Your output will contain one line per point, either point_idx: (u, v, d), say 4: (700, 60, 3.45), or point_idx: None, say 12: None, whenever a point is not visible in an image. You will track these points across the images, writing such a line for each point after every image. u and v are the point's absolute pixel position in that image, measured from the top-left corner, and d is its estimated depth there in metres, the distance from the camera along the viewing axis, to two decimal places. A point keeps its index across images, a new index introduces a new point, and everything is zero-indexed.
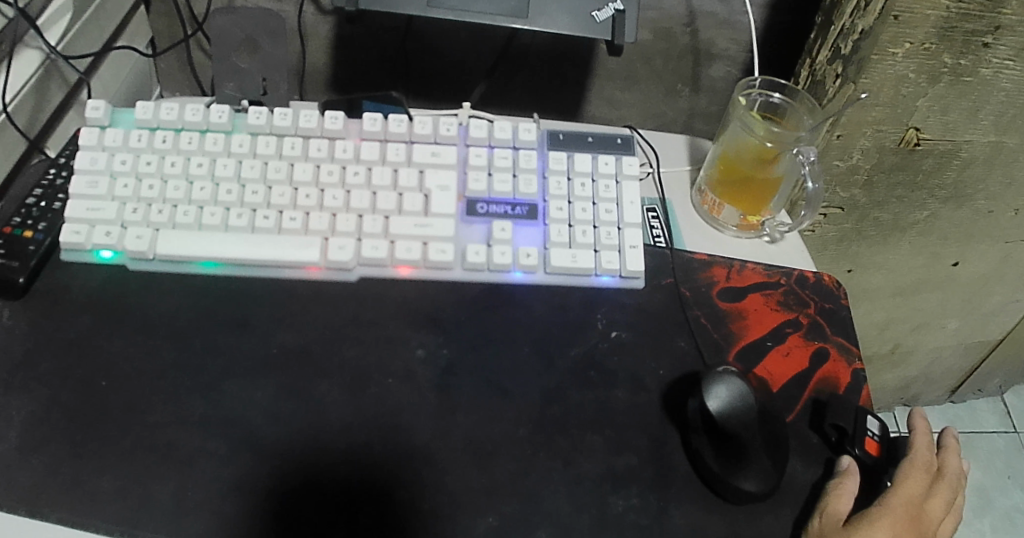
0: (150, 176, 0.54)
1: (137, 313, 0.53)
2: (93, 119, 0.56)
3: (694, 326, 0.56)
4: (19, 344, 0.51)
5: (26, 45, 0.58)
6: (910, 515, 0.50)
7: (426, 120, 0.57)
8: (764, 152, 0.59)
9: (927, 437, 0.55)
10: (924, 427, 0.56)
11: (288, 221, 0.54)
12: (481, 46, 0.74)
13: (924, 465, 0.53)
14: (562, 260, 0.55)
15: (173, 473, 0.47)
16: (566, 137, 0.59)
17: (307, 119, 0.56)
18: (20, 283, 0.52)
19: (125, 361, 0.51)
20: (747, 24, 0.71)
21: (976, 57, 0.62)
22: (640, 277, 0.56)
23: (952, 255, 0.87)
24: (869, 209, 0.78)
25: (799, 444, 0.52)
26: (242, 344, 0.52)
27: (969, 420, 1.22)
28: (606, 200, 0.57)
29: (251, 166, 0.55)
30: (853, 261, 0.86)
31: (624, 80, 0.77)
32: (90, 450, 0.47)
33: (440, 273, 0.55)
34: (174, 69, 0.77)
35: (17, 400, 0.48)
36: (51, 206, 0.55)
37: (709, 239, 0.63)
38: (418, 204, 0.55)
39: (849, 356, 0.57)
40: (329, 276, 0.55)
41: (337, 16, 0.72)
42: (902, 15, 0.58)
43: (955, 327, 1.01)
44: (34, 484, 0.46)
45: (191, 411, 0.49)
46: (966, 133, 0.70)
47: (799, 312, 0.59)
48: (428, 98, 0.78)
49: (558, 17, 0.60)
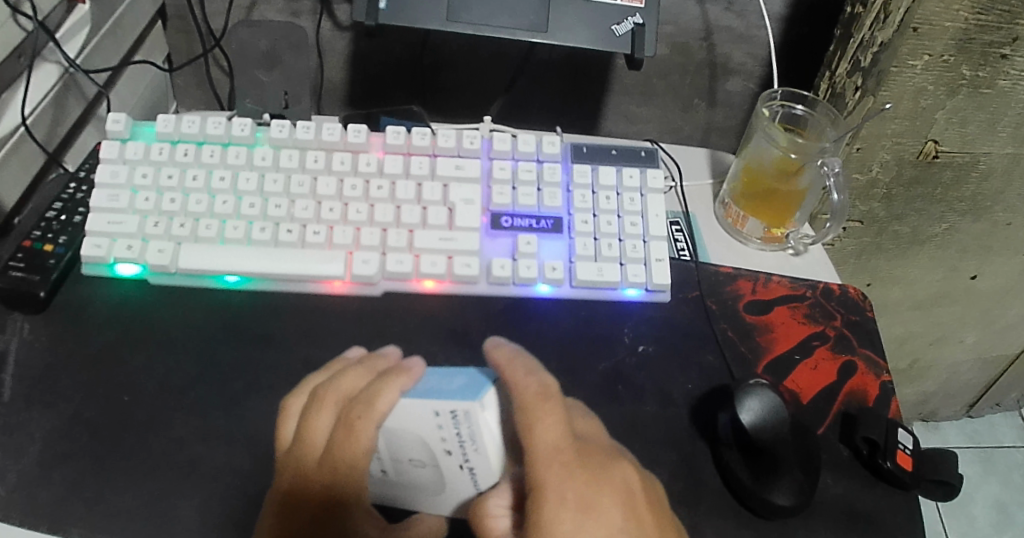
0: (172, 190, 0.54)
1: (159, 328, 0.52)
2: (113, 132, 0.55)
3: (720, 339, 0.56)
4: (41, 359, 0.50)
5: (45, 59, 0.58)
6: (558, 505, 0.37)
7: (449, 133, 0.57)
8: (787, 163, 0.59)
9: (535, 381, 0.41)
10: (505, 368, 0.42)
11: (311, 235, 0.53)
12: (499, 61, 0.74)
13: (540, 434, 0.39)
14: (588, 273, 0.54)
15: (197, 488, 0.46)
16: (590, 150, 0.58)
17: (329, 132, 0.56)
18: (40, 297, 0.51)
19: (147, 377, 0.50)
20: (764, 37, 0.71)
21: (994, 69, 0.62)
22: (667, 290, 0.56)
23: (970, 268, 0.87)
24: (889, 221, 0.77)
25: (830, 458, 0.52)
26: (265, 360, 0.51)
27: (988, 436, 1.21)
28: (631, 212, 0.56)
29: (274, 180, 0.54)
30: (873, 275, 0.85)
31: (641, 95, 0.76)
32: (113, 466, 0.46)
33: (465, 287, 0.54)
34: (192, 85, 0.77)
35: (38, 415, 0.48)
36: (72, 220, 0.55)
37: (733, 252, 0.63)
38: (442, 218, 0.54)
39: (878, 369, 0.56)
40: (352, 290, 0.54)
41: (354, 31, 0.71)
42: (921, 27, 0.58)
43: (973, 340, 1.00)
44: (56, 500, 0.45)
45: (215, 426, 0.48)
46: (984, 146, 0.70)
47: (826, 325, 0.58)
48: (447, 112, 0.78)
49: (577, 31, 0.60)
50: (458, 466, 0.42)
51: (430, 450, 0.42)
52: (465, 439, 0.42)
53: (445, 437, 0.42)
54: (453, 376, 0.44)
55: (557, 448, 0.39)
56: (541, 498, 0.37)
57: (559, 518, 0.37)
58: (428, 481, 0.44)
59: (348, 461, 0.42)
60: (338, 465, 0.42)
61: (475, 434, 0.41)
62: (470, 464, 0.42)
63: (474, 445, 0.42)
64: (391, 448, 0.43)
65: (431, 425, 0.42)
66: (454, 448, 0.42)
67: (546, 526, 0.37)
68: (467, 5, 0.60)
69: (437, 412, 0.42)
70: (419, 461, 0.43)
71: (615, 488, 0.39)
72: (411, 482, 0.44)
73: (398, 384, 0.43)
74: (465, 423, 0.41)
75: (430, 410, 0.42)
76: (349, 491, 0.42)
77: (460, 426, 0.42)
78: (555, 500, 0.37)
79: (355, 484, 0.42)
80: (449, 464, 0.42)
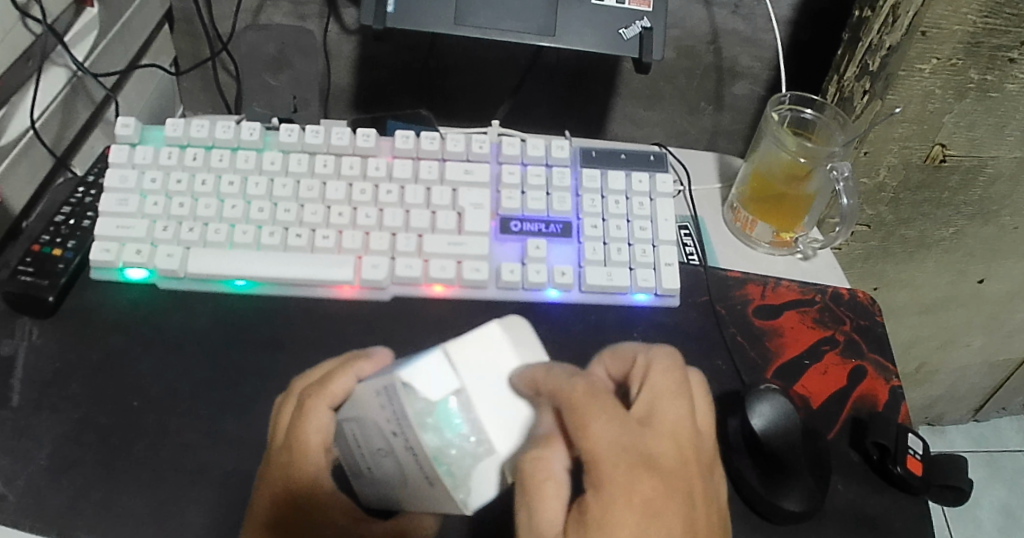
0: (180, 194, 0.54)
1: (166, 332, 0.52)
2: (122, 136, 0.55)
3: (730, 344, 0.56)
4: (49, 364, 0.50)
5: (53, 62, 0.57)
6: (620, 507, 0.36)
7: (458, 137, 0.57)
8: (797, 167, 0.59)
9: (580, 381, 0.39)
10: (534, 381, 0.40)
11: (320, 239, 0.53)
12: (506, 64, 0.74)
13: (593, 437, 0.37)
14: (597, 278, 0.54)
15: (206, 494, 0.46)
16: (599, 154, 0.58)
17: (338, 137, 0.56)
18: (49, 302, 0.51)
19: (156, 381, 0.50)
20: (771, 41, 0.71)
21: (1002, 73, 0.62)
22: (676, 295, 0.56)
23: (977, 272, 0.86)
24: (896, 225, 0.77)
25: (840, 463, 0.52)
26: (274, 364, 0.51)
27: (994, 439, 1.20)
28: (640, 217, 0.56)
29: (283, 185, 0.54)
30: (880, 279, 0.85)
31: (648, 99, 0.76)
32: (122, 471, 0.46)
33: (474, 292, 0.54)
34: (198, 89, 0.77)
35: (47, 419, 0.48)
36: (81, 224, 0.54)
37: (741, 257, 0.63)
38: (452, 222, 0.54)
39: (887, 374, 0.56)
40: (360, 294, 0.54)
41: (361, 35, 0.71)
42: (929, 31, 0.58)
43: (980, 344, 1.00)
44: (65, 506, 0.45)
45: (224, 431, 0.48)
46: (992, 149, 0.70)
47: (835, 329, 0.58)
48: (454, 115, 0.78)
49: (585, 35, 0.60)
50: (403, 448, 0.38)
51: (381, 430, 0.39)
52: (397, 414, 0.38)
53: (386, 417, 0.39)
54: (405, 360, 0.42)
55: (616, 448, 0.37)
56: (602, 499, 0.36)
57: (619, 522, 0.36)
58: (391, 470, 0.40)
59: (299, 440, 0.42)
60: (293, 444, 0.43)
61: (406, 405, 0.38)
62: (411, 443, 0.38)
63: (406, 419, 0.38)
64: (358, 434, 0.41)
65: (375, 405, 0.39)
66: (394, 427, 0.38)
67: (606, 529, 0.35)
68: (474, 9, 0.60)
69: (377, 391, 0.39)
70: (383, 449, 0.39)
71: (675, 487, 0.38)
72: (383, 474, 0.41)
73: (357, 368, 0.43)
74: (393, 396, 0.38)
75: (372, 389, 0.40)
76: (302, 476, 0.42)
77: (392, 402, 0.38)
78: (616, 503, 0.36)
79: (307, 468, 0.42)
80: (396, 445, 0.38)
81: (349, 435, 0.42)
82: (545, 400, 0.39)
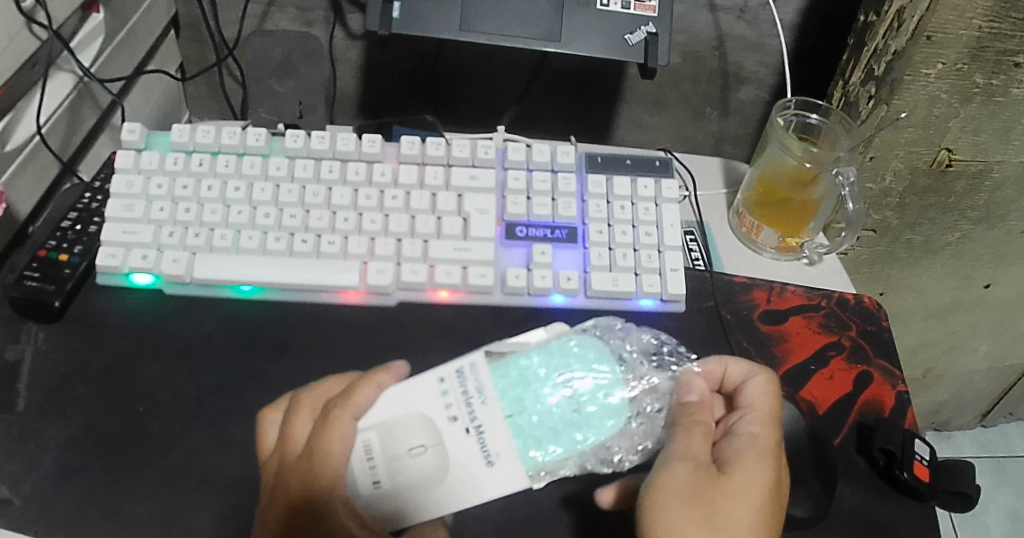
0: (186, 200, 0.54)
1: (174, 338, 0.52)
2: (128, 141, 0.56)
3: (736, 349, 0.56)
4: (55, 370, 0.50)
5: (59, 68, 0.57)
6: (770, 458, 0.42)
7: (464, 143, 0.57)
8: (803, 172, 0.59)
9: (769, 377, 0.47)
10: (721, 360, 0.48)
11: (326, 245, 0.53)
12: (511, 70, 0.74)
13: (771, 406, 0.45)
14: (603, 283, 0.54)
15: (212, 500, 0.46)
16: (605, 160, 0.58)
17: (344, 143, 0.56)
18: (55, 307, 0.51)
19: (162, 387, 0.50)
20: (776, 46, 0.71)
21: (1008, 77, 0.62)
22: (682, 300, 0.55)
23: (983, 277, 0.86)
24: (902, 230, 0.77)
25: (846, 469, 0.51)
26: (281, 370, 0.51)
27: (1002, 444, 1.20)
28: (646, 222, 0.56)
29: (290, 190, 0.54)
30: (886, 284, 0.84)
31: (653, 104, 0.76)
32: (128, 477, 0.46)
33: (480, 297, 0.54)
34: (204, 95, 0.77)
35: (52, 425, 0.48)
36: (87, 229, 0.55)
37: (747, 262, 0.63)
38: (457, 228, 0.54)
39: (893, 380, 0.56)
40: (367, 300, 0.54)
41: (366, 41, 0.72)
42: (935, 35, 0.58)
43: (987, 349, 0.99)
44: (70, 510, 0.45)
45: (230, 436, 0.48)
46: (998, 154, 0.69)
47: (841, 335, 0.58)
48: (460, 122, 0.78)
49: (590, 40, 0.60)
50: (465, 431, 0.42)
51: (435, 423, 0.42)
52: (472, 394, 0.43)
53: (449, 403, 0.43)
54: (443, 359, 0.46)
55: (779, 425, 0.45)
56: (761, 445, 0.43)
57: (766, 465, 0.42)
58: (429, 469, 0.42)
59: (322, 448, 0.40)
60: (315, 450, 0.40)
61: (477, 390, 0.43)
62: (478, 423, 0.43)
63: (480, 399, 0.43)
64: (383, 442, 0.42)
65: (436, 393, 0.43)
66: (461, 413, 0.43)
67: (753, 462, 0.42)
68: (480, 15, 0.60)
69: (441, 378, 0.43)
70: (421, 447, 0.42)
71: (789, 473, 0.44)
72: (410, 478, 0.42)
73: (378, 380, 0.43)
74: (471, 375, 0.43)
75: (435, 377, 0.43)
76: (323, 483, 0.39)
77: (467, 383, 0.43)
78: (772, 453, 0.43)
79: (327, 476, 0.40)
80: (453, 432, 0.42)
81: (365, 447, 0.42)
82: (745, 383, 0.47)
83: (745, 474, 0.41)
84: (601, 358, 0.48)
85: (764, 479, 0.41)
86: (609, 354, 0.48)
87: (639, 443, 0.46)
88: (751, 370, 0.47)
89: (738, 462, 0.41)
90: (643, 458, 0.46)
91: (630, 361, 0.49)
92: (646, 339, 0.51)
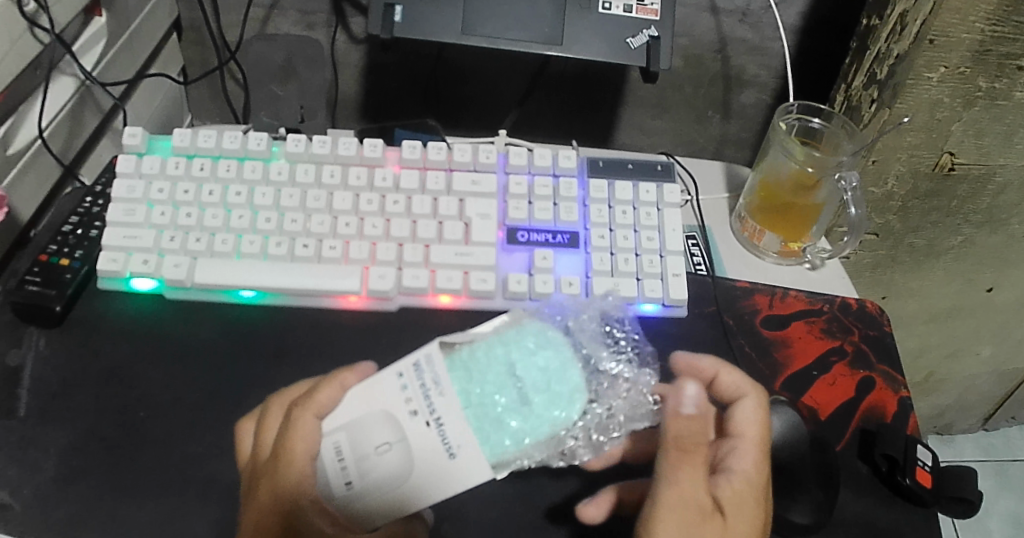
0: (187, 204, 0.54)
1: (175, 343, 0.52)
2: (130, 145, 0.55)
3: (738, 355, 0.56)
4: (56, 375, 0.50)
5: (61, 72, 0.57)
6: (759, 497, 0.42)
7: (466, 148, 0.57)
8: (805, 177, 0.59)
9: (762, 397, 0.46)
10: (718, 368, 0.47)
11: (327, 250, 0.53)
12: (513, 73, 0.74)
13: (763, 432, 0.45)
14: (605, 288, 0.53)
15: (213, 505, 0.46)
16: (607, 164, 0.58)
17: (346, 147, 0.56)
18: (56, 312, 0.51)
19: (163, 392, 0.50)
20: (778, 50, 0.71)
21: (1011, 81, 0.61)
22: (684, 305, 0.55)
23: (986, 281, 0.86)
24: (904, 234, 0.76)
25: (849, 475, 0.51)
26: (281, 376, 0.51)
27: (1005, 448, 1.20)
28: (648, 227, 0.56)
29: (290, 195, 0.54)
30: (888, 288, 0.84)
31: (655, 107, 0.76)
32: (128, 482, 0.46)
33: (482, 302, 0.54)
34: (206, 98, 0.77)
35: (53, 430, 0.48)
36: (88, 234, 0.55)
37: (750, 267, 0.63)
38: (459, 232, 0.54)
39: (896, 385, 0.56)
40: (368, 305, 0.54)
41: (368, 44, 0.71)
42: (938, 39, 0.58)
43: (989, 353, 0.99)
44: (72, 516, 0.45)
45: (230, 442, 0.48)
46: (1001, 157, 0.69)
47: (843, 340, 0.58)
48: (461, 126, 0.78)
49: (593, 44, 0.60)
50: (426, 426, 0.39)
51: (397, 418, 0.40)
52: (429, 387, 0.40)
53: (407, 398, 0.40)
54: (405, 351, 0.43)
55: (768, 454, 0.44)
56: (752, 483, 0.42)
57: (755, 507, 0.42)
58: (396, 466, 0.39)
59: (286, 449, 0.40)
60: (281, 451, 0.40)
61: (432, 383, 0.40)
62: (438, 416, 0.39)
63: (438, 391, 0.40)
64: (353, 442, 0.40)
65: (395, 389, 0.40)
66: (421, 407, 0.40)
67: (744, 506, 0.41)
68: (482, 19, 0.60)
69: (400, 373, 0.40)
70: (385, 445, 0.39)
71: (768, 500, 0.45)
72: (379, 477, 0.39)
73: (341, 380, 0.42)
74: (426, 369, 0.40)
75: (393, 372, 0.40)
76: (287, 486, 0.40)
77: (424, 376, 0.40)
78: (761, 491, 0.42)
79: (292, 476, 0.40)
80: (414, 427, 0.39)
81: (336, 449, 0.41)
82: (739, 402, 0.46)
83: (737, 520, 0.41)
84: (550, 339, 0.44)
85: (752, 521, 0.41)
86: (562, 340, 0.44)
87: (594, 437, 0.45)
88: (741, 390, 0.46)
89: (731, 506, 0.41)
90: (593, 455, 0.47)
91: (593, 348, 0.46)
92: (586, 320, 0.48)
